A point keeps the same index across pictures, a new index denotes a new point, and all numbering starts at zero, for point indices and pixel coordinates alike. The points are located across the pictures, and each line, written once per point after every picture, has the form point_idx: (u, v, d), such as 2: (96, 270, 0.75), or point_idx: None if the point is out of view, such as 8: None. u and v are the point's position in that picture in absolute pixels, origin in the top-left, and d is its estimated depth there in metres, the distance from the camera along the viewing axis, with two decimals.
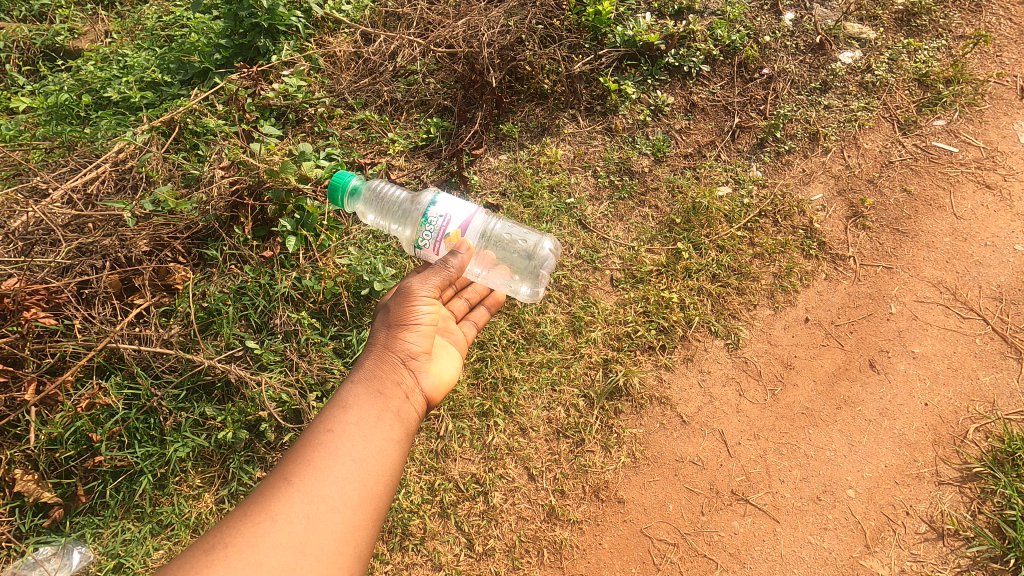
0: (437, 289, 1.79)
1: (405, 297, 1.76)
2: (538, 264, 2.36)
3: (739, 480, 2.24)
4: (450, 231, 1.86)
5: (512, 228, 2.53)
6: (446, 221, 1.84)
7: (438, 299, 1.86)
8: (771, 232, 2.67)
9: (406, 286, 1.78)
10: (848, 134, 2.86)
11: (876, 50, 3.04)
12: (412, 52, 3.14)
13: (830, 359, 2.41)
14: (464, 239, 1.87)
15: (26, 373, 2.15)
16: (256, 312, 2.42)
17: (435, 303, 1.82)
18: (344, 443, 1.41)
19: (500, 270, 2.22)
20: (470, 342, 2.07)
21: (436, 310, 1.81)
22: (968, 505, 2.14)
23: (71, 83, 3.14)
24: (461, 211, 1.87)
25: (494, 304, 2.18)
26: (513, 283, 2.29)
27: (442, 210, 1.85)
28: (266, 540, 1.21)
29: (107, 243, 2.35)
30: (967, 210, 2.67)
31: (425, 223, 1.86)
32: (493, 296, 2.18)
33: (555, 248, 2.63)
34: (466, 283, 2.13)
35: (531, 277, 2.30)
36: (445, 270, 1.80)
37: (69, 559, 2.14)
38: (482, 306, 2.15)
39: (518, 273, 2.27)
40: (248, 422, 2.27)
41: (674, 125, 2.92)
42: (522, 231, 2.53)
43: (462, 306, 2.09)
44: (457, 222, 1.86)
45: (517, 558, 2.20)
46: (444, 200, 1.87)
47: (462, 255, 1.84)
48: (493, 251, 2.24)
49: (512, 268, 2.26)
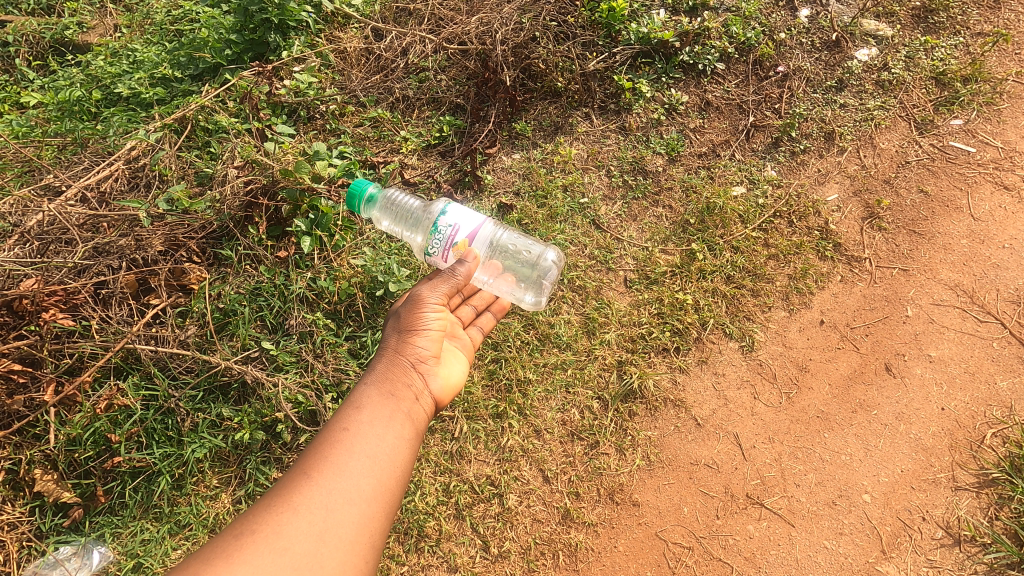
0: (446, 296, 1.80)
1: (415, 304, 1.76)
2: (542, 273, 2.36)
3: (754, 483, 2.24)
4: (458, 240, 1.83)
5: (516, 238, 2.50)
6: (454, 231, 1.82)
7: (446, 305, 1.87)
8: (786, 233, 2.65)
9: (415, 293, 1.79)
10: (864, 133, 2.83)
11: (893, 47, 3.00)
12: (424, 49, 3.12)
13: (845, 362, 2.40)
14: (472, 248, 1.84)
15: (45, 374, 2.15)
16: (271, 313, 2.42)
17: (443, 310, 1.83)
18: (359, 440, 1.41)
19: (506, 277, 2.19)
20: (477, 346, 2.06)
21: (445, 317, 1.82)
22: (985, 511, 2.13)
23: (82, 78, 3.12)
24: (470, 221, 1.84)
25: (501, 310, 2.15)
26: (518, 292, 2.28)
27: (451, 219, 1.83)
28: (288, 530, 1.21)
29: (123, 243, 2.36)
30: (985, 211, 2.64)
31: (435, 232, 1.84)
32: (499, 303, 2.15)
33: (558, 260, 2.58)
34: (472, 291, 2.11)
35: (535, 286, 2.31)
36: (452, 278, 1.80)
37: (90, 558, 2.14)
38: (488, 312, 2.13)
39: (523, 282, 2.27)
40: (265, 423, 2.28)
41: (689, 124, 2.90)
42: (527, 242, 2.50)
43: (469, 313, 2.07)
44: (466, 232, 1.82)
45: (532, 560, 2.21)
46: (454, 209, 1.85)
47: (469, 263, 1.83)
48: (500, 260, 2.21)
49: (518, 277, 2.26)
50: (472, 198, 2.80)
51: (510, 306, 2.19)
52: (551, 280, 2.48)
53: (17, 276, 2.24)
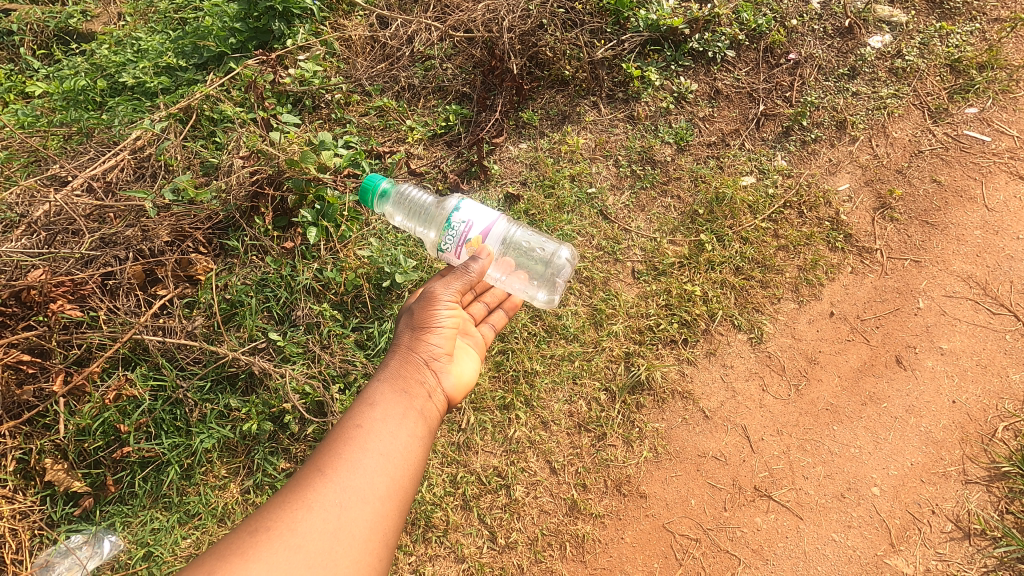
0: (459, 293, 1.78)
1: (427, 301, 1.74)
2: (555, 271, 2.36)
3: (762, 476, 2.23)
4: (472, 236, 1.83)
5: (530, 235, 2.49)
6: (468, 228, 1.82)
7: (459, 303, 1.85)
8: (796, 223, 2.61)
9: (429, 290, 1.77)
10: (876, 122, 2.78)
11: (907, 34, 2.94)
12: (430, 37, 3.08)
13: (855, 354, 2.38)
14: (485, 245, 1.84)
15: (54, 365, 2.17)
16: (278, 304, 2.42)
17: (456, 307, 1.81)
18: (372, 437, 1.40)
19: (518, 275, 2.17)
20: (489, 344, 2.05)
21: (458, 314, 1.81)
22: (996, 505, 2.11)
23: (86, 67, 3.10)
24: (483, 218, 1.84)
25: (513, 308, 2.13)
26: (531, 290, 2.27)
27: (464, 216, 1.84)
28: (303, 526, 1.21)
29: (130, 234, 2.36)
30: (999, 202, 2.60)
31: (448, 228, 1.85)
32: (511, 300, 2.13)
33: (571, 259, 2.55)
34: (484, 287, 2.11)
35: (547, 284, 2.29)
36: (466, 275, 1.78)
37: (100, 547, 2.17)
38: (500, 310, 2.12)
39: (536, 280, 2.26)
40: (272, 414, 2.29)
41: (698, 113, 2.85)
42: (541, 239, 2.48)
43: (481, 310, 2.07)
44: (479, 228, 1.83)
45: (539, 551, 2.21)
46: (468, 206, 1.85)
47: (483, 260, 1.82)
48: (512, 256, 2.19)
49: (532, 275, 2.24)
50: (478, 187, 2.78)
51: (522, 304, 2.17)
52: (564, 278, 2.46)
53: (25, 267, 2.24)
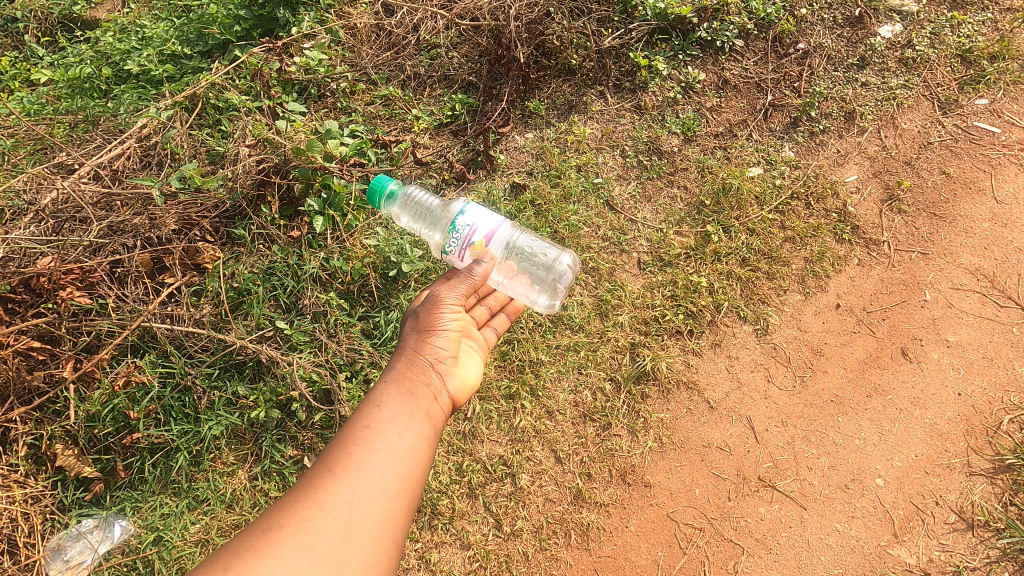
0: (463, 297, 1.79)
1: (432, 305, 1.74)
2: (556, 277, 2.38)
3: (765, 466, 2.24)
4: (476, 240, 1.85)
5: (533, 239, 2.50)
6: (472, 231, 1.84)
7: (462, 306, 1.85)
8: (803, 215, 2.60)
9: (433, 293, 1.77)
10: (885, 113, 2.76)
11: (918, 23, 2.91)
12: (435, 26, 3.05)
13: (861, 346, 2.37)
14: (488, 249, 1.86)
15: (64, 351, 2.19)
16: (285, 292, 2.44)
17: (460, 311, 1.82)
18: (380, 437, 1.41)
19: (520, 278, 2.18)
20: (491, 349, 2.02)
21: (462, 317, 1.81)
22: (1000, 496, 2.12)
23: (91, 54, 3.09)
24: (487, 222, 1.86)
25: (515, 312, 2.10)
26: (532, 294, 2.29)
27: (469, 219, 1.86)
28: (316, 523, 1.22)
29: (137, 222, 2.37)
30: (1008, 194, 2.58)
31: (452, 231, 1.87)
32: (512, 304, 2.11)
33: (573, 264, 2.53)
34: (487, 291, 2.08)
35: (549, 289, 2.32)
36: (470, 278, 1.79)
37: (111, 531, 2.19)
38: (502, 314, 2.08)
39: (538, 284, 2.28)
40: (280, 402, 2.31)
41: (705, 103, 2.84)
42: (543, 244, 2.49)
43: (484, 314, 2.02)
44: (482, 233, 1.85)
45: (544, 539, 2.23)
46: (472, 210, 1.87)
47: (486, 264, 1.83)
48: (515, 261, 2.21)
49: (533, 279, 2.26)
50: (485, 177, 2.77)
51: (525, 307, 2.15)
52: (564, 284, 2.47)
53: (34, 254, 2.26)
